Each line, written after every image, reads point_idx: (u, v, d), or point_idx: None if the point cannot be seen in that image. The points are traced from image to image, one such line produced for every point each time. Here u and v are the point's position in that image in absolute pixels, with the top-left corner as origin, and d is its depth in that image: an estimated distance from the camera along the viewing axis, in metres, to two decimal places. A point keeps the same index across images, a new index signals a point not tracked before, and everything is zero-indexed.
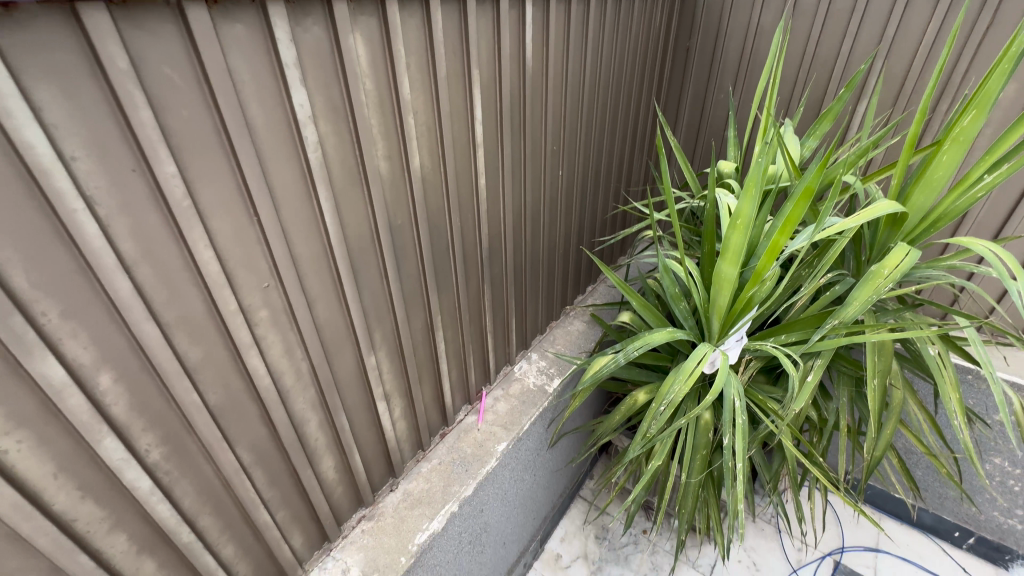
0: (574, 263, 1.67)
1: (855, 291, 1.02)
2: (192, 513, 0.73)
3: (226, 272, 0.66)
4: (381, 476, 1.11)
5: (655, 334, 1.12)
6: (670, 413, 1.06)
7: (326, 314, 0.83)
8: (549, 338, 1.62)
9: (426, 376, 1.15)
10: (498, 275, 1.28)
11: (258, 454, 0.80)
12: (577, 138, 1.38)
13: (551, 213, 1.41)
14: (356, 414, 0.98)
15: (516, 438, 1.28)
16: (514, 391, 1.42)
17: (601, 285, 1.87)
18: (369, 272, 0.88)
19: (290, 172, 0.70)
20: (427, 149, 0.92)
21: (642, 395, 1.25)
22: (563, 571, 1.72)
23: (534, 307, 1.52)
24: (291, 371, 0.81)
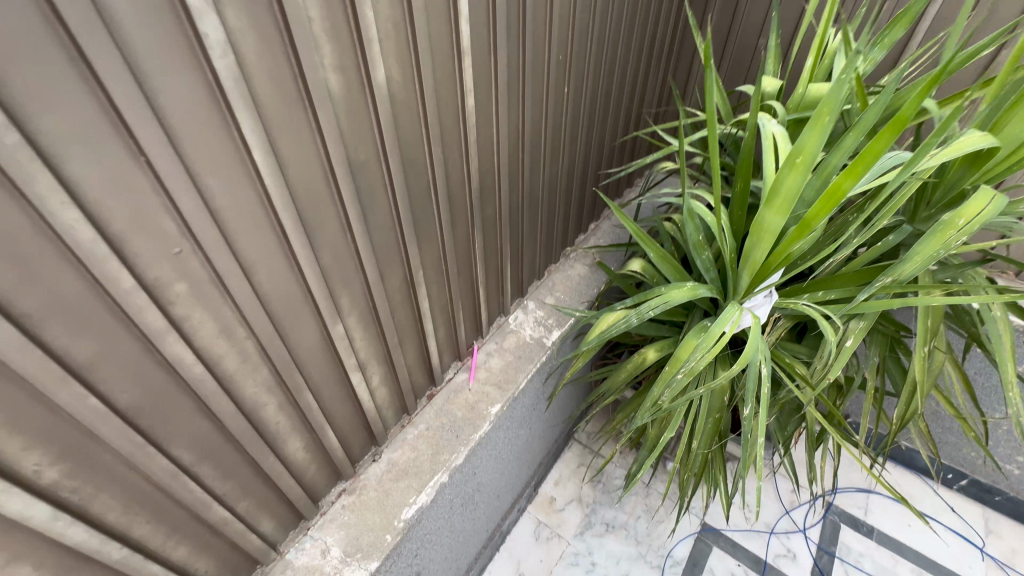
0: (578, 198, 1.46)
1: (917, 244, 0.85)
2: (123, 526, 0.60)
3: (112, 237, 0.47)
4: (362, 446, 0.99)
5: (676, 291, 0.96)
6: (687, 381, 0.93)
7: (273, 281, 0.65)
8: (547, 283, 1.46)
9: (408, 337, 0.99)
10: (491, 218, 1.08)
11: (203, 450, 0.66)
12: (588, 44, 1.12)
13: (553, 141, 1.19)
14: (325, 389, 0.83)
15: (511, 398, 1.16)
16: (509, 344, 1.28)
17: (605, 222, 1.67)
18: (326, 225, 0.69)
19: (191, 89, 0.48)
20: (395, 57, 0.68)
21: (652, 352, 1.12)
22: (557, 515, 1.71)
23: (532, 251, 1.34)
24: (233, 353, 0.64)
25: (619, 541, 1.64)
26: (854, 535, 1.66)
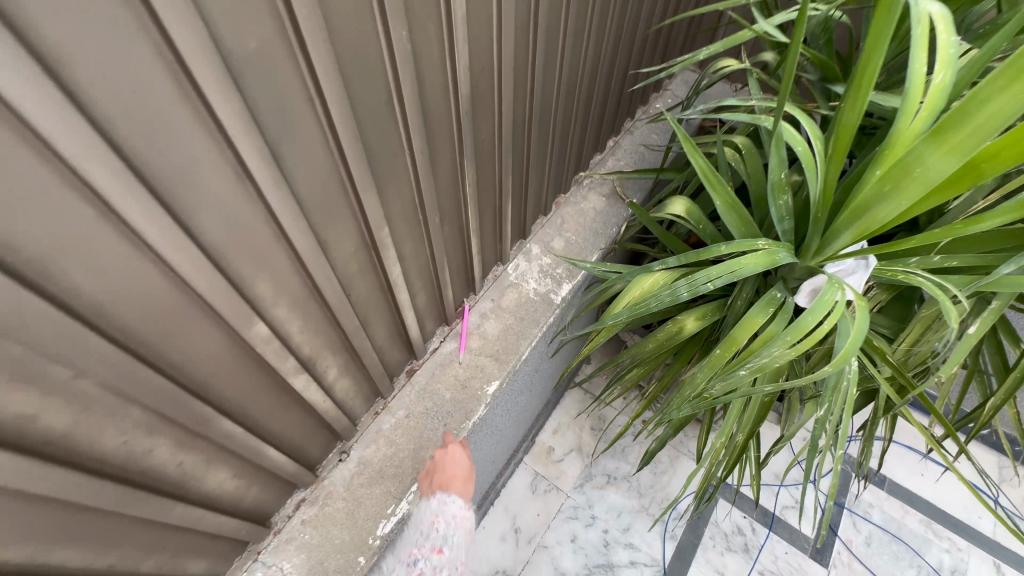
0: (600, 107, 1.11)
1: None
2: None
3: None
4: (322, 447, 0.78)
5: (748, 258, 0.68)
6: (750, 377, 0.70)
7: (105, 280, 0.37)
8: (555, 219, 1.16)
9: (375, 313, 0.72)
10: (486, 141, 0.76)
11: (52, 536, 0.43)
12: None
13: (577, 22, 0.82)
14: (255, 404, 0.59)
15: (511, 373, 0.93)
16: (509, 303, 1.02)
17: (627, 137, 1.33)
18: (200, 175, 0.39)
19: None
20: None
21: (692, 322, 0.89)
22: (555, 466, 1.59)
23: (540, 181, 1.03)
24: (59, 404, 0.38)
25: (620, 493, 1.54)
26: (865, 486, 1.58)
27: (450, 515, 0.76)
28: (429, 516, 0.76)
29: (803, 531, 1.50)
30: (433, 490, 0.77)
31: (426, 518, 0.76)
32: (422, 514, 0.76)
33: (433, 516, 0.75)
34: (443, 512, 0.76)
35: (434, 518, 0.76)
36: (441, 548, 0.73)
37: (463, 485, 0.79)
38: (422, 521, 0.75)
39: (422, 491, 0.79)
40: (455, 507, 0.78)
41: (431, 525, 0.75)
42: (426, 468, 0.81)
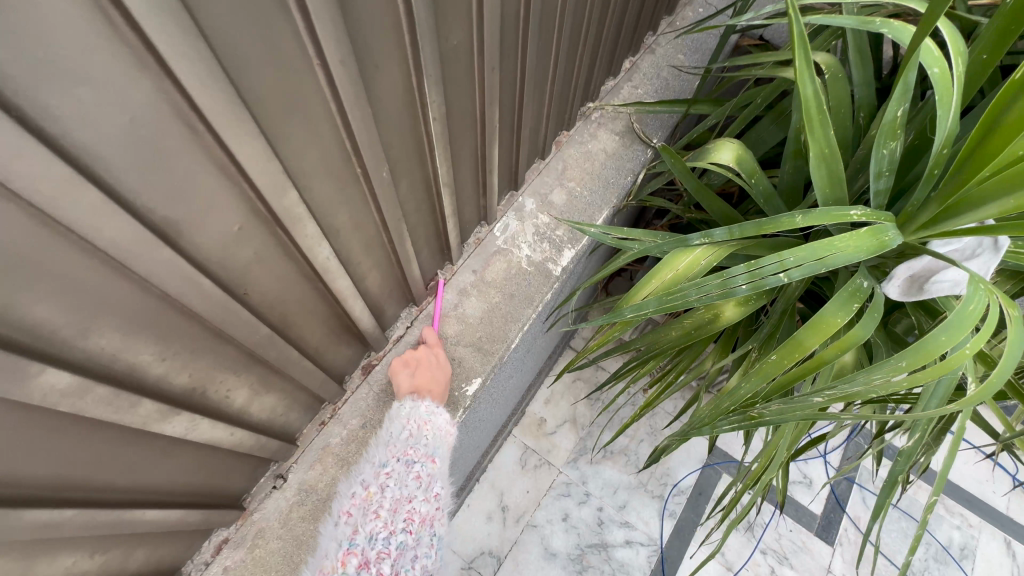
0: (620, 11, 0.83)
1: None
2: None
3: None
4: (246, 476, 0.59)
5: (842, 240, 0.46)
6: (823, 404, 0.50)
7: None
8: (554, 164, 0.92)
9: (300, 311, 0.50)
10: (460, 50, 0.50)
11: None
12: None
13: None
14: (102, 468, 0.38)
15: (497, 368, 0.74)
16: (495, 275, 0.80)
17: (648, 56, 1.04)
18: None
19: None
20: None
21: (733, 308, 0.68)
22: (547, 439, 1.45)
23: (537, 114, 0.77)
24: None
25: (616, 468, 1.42)
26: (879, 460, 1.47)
27: (445, 421, 0.67)
28: (422, 418, 0.65)
29: (811, 508, 1.40)
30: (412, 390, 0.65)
31: (418, 419, 0.64)
32: (414, 414, 0.64)
33: (429, 419, 0.65)
34: (437, 419, 0.66)
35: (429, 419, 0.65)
36: (438, 455, 0.65)
37: (444, 388, 0.67)
38: (410, 422, 0.64)
39: (396, 378, 0.67)
40: (444, 417, 0.67)
41: (426, 428, 0.65)
42: (405, 356, 0.68)
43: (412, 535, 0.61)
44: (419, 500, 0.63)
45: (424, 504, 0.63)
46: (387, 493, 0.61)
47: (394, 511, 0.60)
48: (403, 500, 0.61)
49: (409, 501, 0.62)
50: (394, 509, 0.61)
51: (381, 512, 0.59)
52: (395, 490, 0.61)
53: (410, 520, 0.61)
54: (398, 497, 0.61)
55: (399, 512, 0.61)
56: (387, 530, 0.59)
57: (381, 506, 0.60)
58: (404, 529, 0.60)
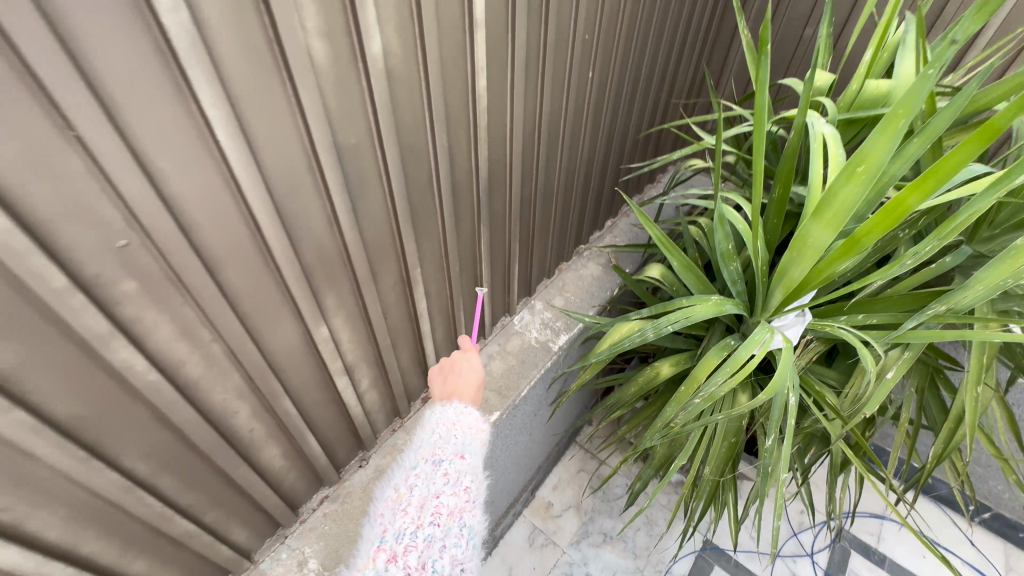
0: (596, 194, 1.36)
1: (980, 272, 0.75)
2: (71, 543, 0.55)
3: (34, 229, 0.39)
4: (346, 451, 0.93)
5: (699, 307, 0.87)
6: (704, 407, 0.84)
7: (245, 279, 0.58)
8: (557, 282, 1.37)
9: (404, 338, 0.91)
10: (499, 212, 0.99)
11: (163, 461, 0.60)
12: (616, 26, 1.01)
13: (573, 128, 1.08)
14: (308, 394, 0.77)
15: (511, 406, 1.09)
16: (513, 347, 1.20)
17: (624, 219, 1.57)
18: (309, 215, 0.61)
19: (135, 52, 0.39)
20: (397, 27, 0.59)
21: (666, 368, 1.04)
22: (553, 521, 1.64)
23: (543, 247, 1.25)
24: (198, 358, 0.57)
25: (615, 553, 1.57)
26: (865, 564, 1.57)
27: (468, 421, 0.75)
28: (448, 421, 0.75)
29: None
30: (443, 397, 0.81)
31: (444, 423, 0.75)
32: (441, 419, 0.75)
33: (452, 421, 0.75)
34: (463, 418, 0.76)
35: (453, 423, 0.75)
36: (464, 452, 0.72)
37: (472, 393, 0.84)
38: (438, 426, 0.74)
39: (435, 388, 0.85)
40: (472, 417, 0.76)
41: (451, 430, 0.74)
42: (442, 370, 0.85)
43: (441, 527, 0.66)
44: (448, 494, 0.68)
45: (453, 498, 0.68)
46: (415, 492, 0.68)
47: (422, 506, 0.67)
48: (431, 496, 0.68)
49: (436, 496, 0.68)
50: (422, 504, 0.67)
51: (409, 509, 0.67)
52: (424, 488, 0.68)
53: (438, 514, 0.66)
54: (426, 493, 0.68)
55: (427, 507, 0.67)
56: (414, 524, 0.65)
57: (410, 504, 0.67)
58: (432, 522, 0.66)
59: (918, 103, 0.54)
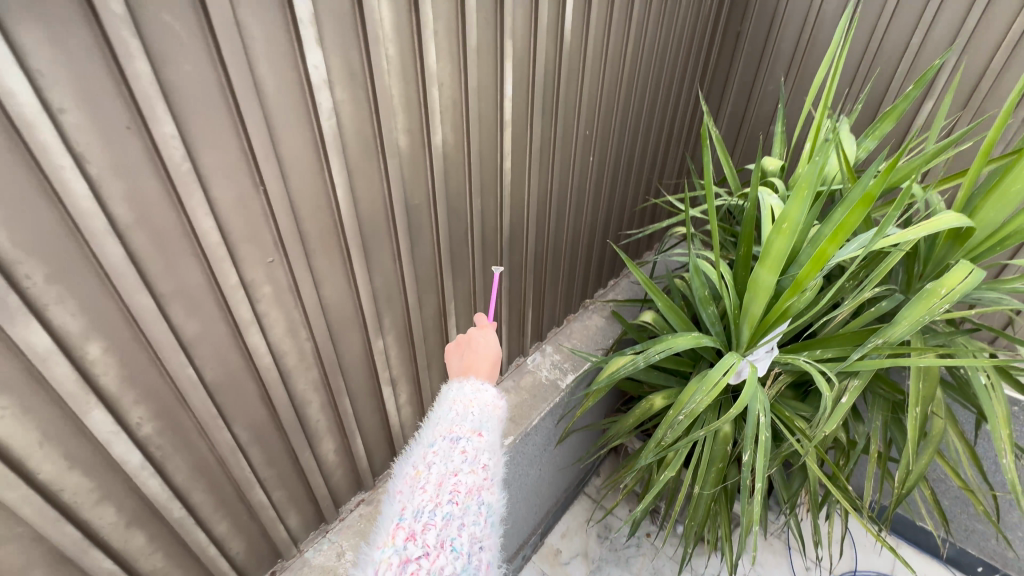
0: (599, 255, 1.59)
1: (905, 311, 0.94)
2: (185, 489, 0.71)
3: (228, 244, 0.62)
4: (382, 460, 1.08)
5: (679, 338, 1.05)
6: (688, 423, 1.00)
7: (334, 294, 0.80)
8: (565, 330, 1.57)
9: (436, 362, 1.10)
10: (517, 263, 1.22)
11: (256, 434, 0.78)
12: (612, 124, 1.30)
13: (578, 200, 1.34)
14: (360, 398, 0.95)
15: (524, 433, 1.23)
16: (526, 383, 1.37)
17: (624, 280, 1.79)
18: (381, 251, 0.84)
19: (300, 140, 0.65)
20: (452, 125, 0.86)
21: (659, 400, 1.17)
22: (561, 567, 1.69)
23: (553, 298, 1.46)
24: (294, 351, 0.77)
25: None
26: None
27: (484, 400, 0.79)
28: (465, 400, 0.80)
29: None
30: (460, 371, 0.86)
31: (461, 402, 0.80)
32: (457, 398, 0.80)
33: (469, 401, 0.79)
34: (479, 398, 0.81)
35: (469, 402, 0.79)
36: (481, 431, 0.76)
37: (488, 369, 0.88)
38: (455, 406, 0.79)
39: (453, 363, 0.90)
40: (487, 398, 0.80)
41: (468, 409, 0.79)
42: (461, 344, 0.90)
43: (459, 505, 0.69)
44: (466, 472, 0.72)
45: (470, 476, 0.72)
46: (434, 469, 0.72)
47: (440, 484, 0.70)
48: (449, 474, 0.71)
49: (455, 474, 0.71)
50: (440, 482, 0.70)
51: (428, 487, 0.70)
52: (442, 466, 0.72)
53: (456, 492, 0.70)
54: (444, 471, 0.71)
55: (446, 485, 0.70)
56: (433, 502, 0.68)
57: (428, 482, 0.70)
58: (451, 500, 0.69)
59: (809, 178, 0.78)
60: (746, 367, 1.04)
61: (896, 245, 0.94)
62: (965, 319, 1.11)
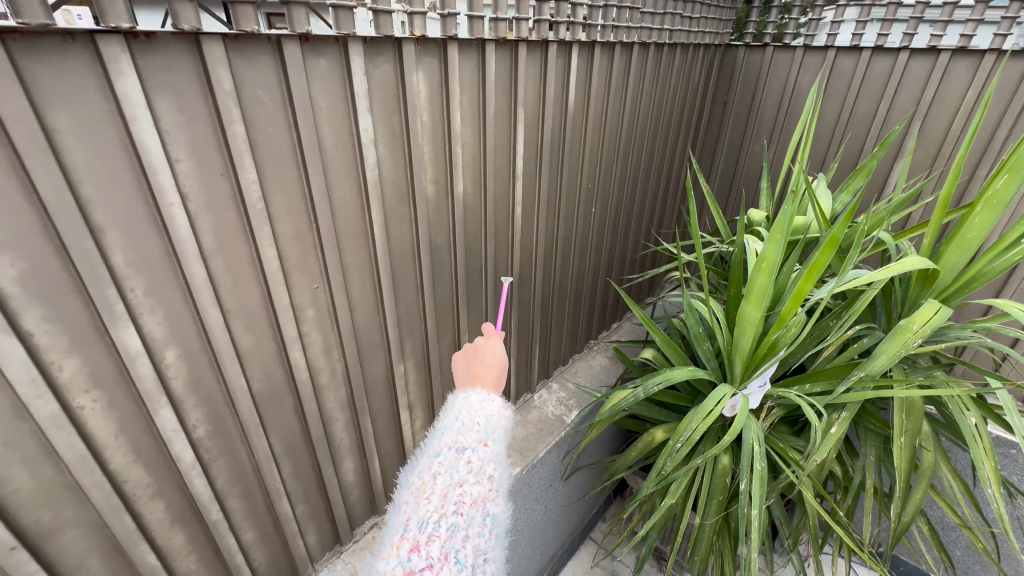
0: (601, 298, 1.70)
1: (883, 345, 1.01)
2: (223, 493, 0.79)
3: (284, 270, 0.74)
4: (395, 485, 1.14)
5: (676, 370, 1.11)
6: (686, 452, 1.05)
7: (364, 319, 0.90)
8: (570, 369, 1.65)
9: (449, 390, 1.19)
10: (526, 302, 1.33)
11: (288, 445, 0.86)
12: (612, 179, 1.45)
13: (581, 245, 1.46)
14: (380, 420, 1.03)
15: (531, 464, 1.27)
16: (532, 418, 1.44)
17: (626, 323, 1.90)
18: (406, 283, 0.95)
19: (348, 186, 0.78)
20: (472, 176, 1.00)
21: (659, 433, 1.22)
22: None
23: (559, 337, 1.56)
24: (327, 369, 0.87)
25: None
26: None
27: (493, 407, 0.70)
28: (472, 407, 0.71)
29: None
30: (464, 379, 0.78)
31: (467, 409, 0.70)
32: (464, 404, 0.71)
33: (476, 408, 0.70)
34: (487, 405, 0.71)
35: (477, 408, 0.70)
36: (488, 440, 0.68)
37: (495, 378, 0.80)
38: (462, 411, 0.70)
39: (458, 370, 0.80)
40: (496, 403, 0.72)
41: (474, 417, 0.70)
42: (466, 349, 0.80)
43: (464, 517, 0.62)
44: (472, 483, 0.64)
45: (477, 487, 0.64)
46: (438, 480, 0.64)
47: (445, 495, 0.63)
48: (454, 485, 0.64)
49: (460, 485, 0.64)
50: (445, 493, 0.63)
51: (432, 498, 0.63)
52: (447, 477, 0.64)
53: (461, 503, 0.63)
54: (449, 482, 0.64)
55: (451, 496, 0.63)
56: (437, 514, 0.62)
57: (433, 492, 0.63)
58: (456, 512, 0.62)
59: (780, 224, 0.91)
60: (739, 400, 1.10)
61: (870, 285, 1.03)
62: (945, 357, 1.18)
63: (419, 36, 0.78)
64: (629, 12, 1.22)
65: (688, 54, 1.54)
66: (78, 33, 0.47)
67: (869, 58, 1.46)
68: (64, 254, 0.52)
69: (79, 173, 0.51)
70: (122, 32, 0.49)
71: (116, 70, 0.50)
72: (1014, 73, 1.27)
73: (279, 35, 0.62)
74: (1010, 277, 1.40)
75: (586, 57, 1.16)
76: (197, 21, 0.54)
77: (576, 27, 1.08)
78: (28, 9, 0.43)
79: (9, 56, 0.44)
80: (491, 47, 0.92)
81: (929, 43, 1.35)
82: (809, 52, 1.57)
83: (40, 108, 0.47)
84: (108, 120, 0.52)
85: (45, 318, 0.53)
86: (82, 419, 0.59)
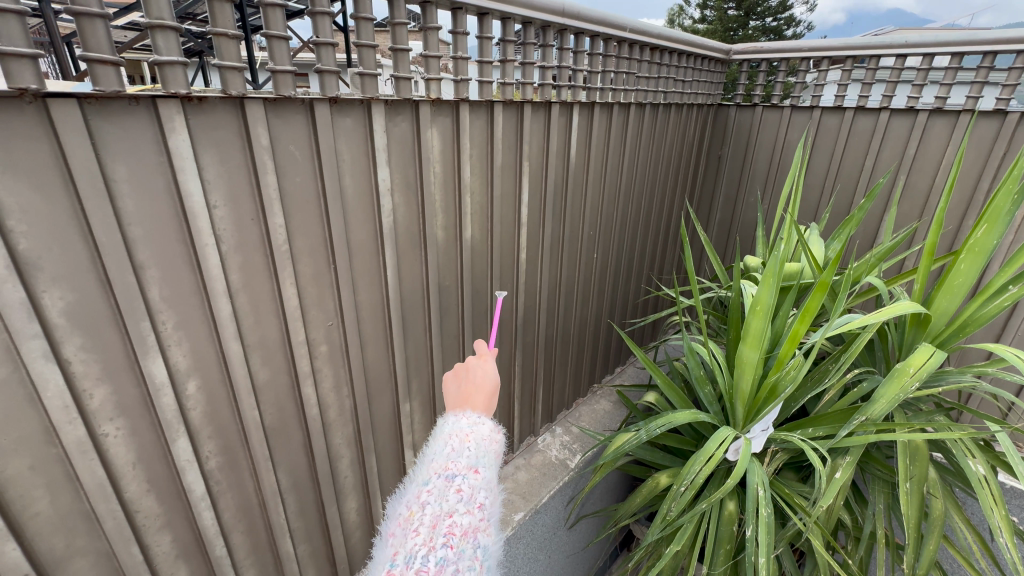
0: (604, 341, 1.73)
1: (882, 388, 1.01)
2: (228, 528, 0.79)
3: (302, 308, 0.78)
4: None
5: (678, 413, 1.12)
6: (690, 497, 1.03)
7: (375, 357, 0.94)
8: (574, 413, 1.66)
9: None
10: (530, 343, 1.36)
11: (294, 481, 0.87)
12: (613, 226, 1.51)
13: (585, 289, 1.51)
14: (385, 458, 1.05)
15: (534, 510, 1.25)
16: (536, 462, 1.44)
17: (629, 367, 1.92)
18: (416, 324, 1.00)
19: (366, 231, 0.84)
20: (480, 223, 1.07)
21: (664, 478, 1.21)
22: None
23: (563, 380, 1.58)
24: (336, 406, 0.90)
25: None
26: None
27: (482, 432, 0.73)
28: (462, 433, 0.73)
29: None
30: (455, 404, 0.79)
31: (457, 435, 0.73)
32: (454, 430, 0.73)
33: (466, 433, 0.72)
34: (477, 430, 0.74)
35: (466, 435, 0.72)
36: (478, 466, 0.69)
37: (485, 402, 0.80)
38: (452, 437, 0.72)
39: (448, 392, 0.81)
40: (485, 429, 0.74)
41: (465, 442, 0.72)
42: (456, 373, 0.80)
43: (454, 550, 0.61)
44: (462, 513, 0.64)
45: (467, 517, 0.64)
46: (427, 510, 0.64)
47: (434, 526, 0.62)
48: (444, 515, 0.64)
49: (450, 515, 0.64)
50: (434, 524, 0.63)
51: (420, 529, 0.62)
52: (436, 506, 0.65)
53: (451, 535, 0.62)
54: (438, 512, 0.64)
55: (440, 527, 0.62)
56: (426, 547, 0.60)
57: (421, 524, 0.63)
58: (445, 544, 0.61)
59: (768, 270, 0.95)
60: (742, 444, 1.09)
61: (864, 329, 1.06)
62: (948, 402, 1.18)
63: (435, 98, 0.87)
64: (626, 77, 1.33)
65: (683, 112, 1.65)
66: (141, 98, 0.54)
67: (852, 117, 1.56)
68: (107, 287, 0.57)
69: (128, 216, 0.57)
70: (178, 96, 0.57)
71: (171, 128, 0.57)
72: (989, 130, 1.35)
73: (311, 98, 0.70)
74: (1008, 323, 1.42)
75: (586, 116, 1.26)
76: (243, 87, 0.62)
77: (577, 90, 1.18)
78: (104, 78, 0.51)
79: (84, 116, 0.51)
80: (499, 107, 1.01)
81: (907, 104, 1.45)
82: (797, 111, 1.68)
83: (103, 160, 0.54)
84: (159, 169, 0.58)
85: (83, 347, 0.57)
86: (104, 446, 0.62)
